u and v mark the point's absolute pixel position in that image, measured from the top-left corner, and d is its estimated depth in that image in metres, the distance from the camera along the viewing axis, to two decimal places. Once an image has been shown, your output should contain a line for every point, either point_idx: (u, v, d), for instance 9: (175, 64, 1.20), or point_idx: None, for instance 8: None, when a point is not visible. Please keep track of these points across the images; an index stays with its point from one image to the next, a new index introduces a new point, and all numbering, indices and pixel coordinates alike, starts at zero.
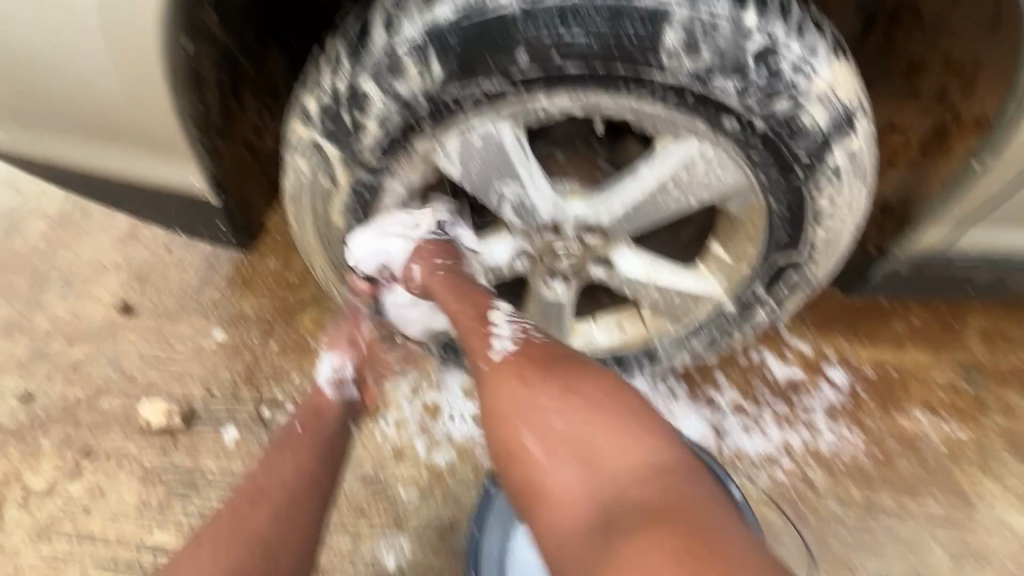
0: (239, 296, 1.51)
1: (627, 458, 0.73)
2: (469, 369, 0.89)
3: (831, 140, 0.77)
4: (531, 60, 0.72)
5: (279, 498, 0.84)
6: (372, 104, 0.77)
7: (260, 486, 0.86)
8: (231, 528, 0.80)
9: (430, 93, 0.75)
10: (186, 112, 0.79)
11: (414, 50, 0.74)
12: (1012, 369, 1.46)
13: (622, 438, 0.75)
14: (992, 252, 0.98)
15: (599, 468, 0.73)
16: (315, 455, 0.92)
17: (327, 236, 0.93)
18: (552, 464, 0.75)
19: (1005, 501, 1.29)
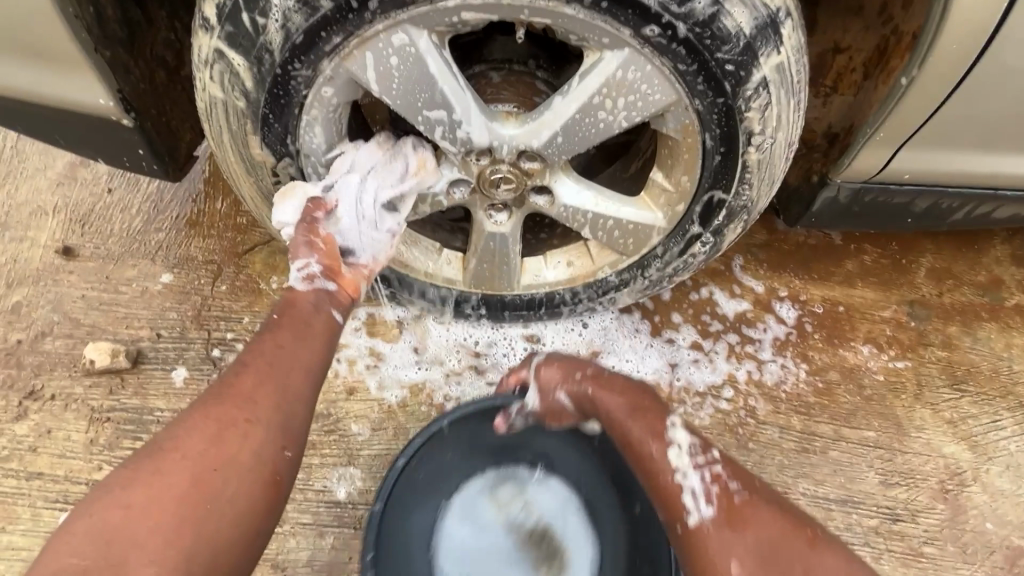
0: (185, 238, 1.47)
1: (771, 536, 0.80)
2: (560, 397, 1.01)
3: (754, 45, 0.75)
4: None
5: (266, 398, 0.77)
6: (273, 3, 0.73)
7: (246, 386, 0.78)
8: (216, 424, 0.74)
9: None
10: (67, 5, 0.77)
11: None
12: (955, 305, 1.50)
13: (760, 525, 0.81)
14: (925, 178, 1.00)
15: (743, 542, 0.80)
16: (303, 360, 0.82)
17: (249, 157, 0.89)
18: (707, 536, 0.82)
19: (936, 426, 1.35)
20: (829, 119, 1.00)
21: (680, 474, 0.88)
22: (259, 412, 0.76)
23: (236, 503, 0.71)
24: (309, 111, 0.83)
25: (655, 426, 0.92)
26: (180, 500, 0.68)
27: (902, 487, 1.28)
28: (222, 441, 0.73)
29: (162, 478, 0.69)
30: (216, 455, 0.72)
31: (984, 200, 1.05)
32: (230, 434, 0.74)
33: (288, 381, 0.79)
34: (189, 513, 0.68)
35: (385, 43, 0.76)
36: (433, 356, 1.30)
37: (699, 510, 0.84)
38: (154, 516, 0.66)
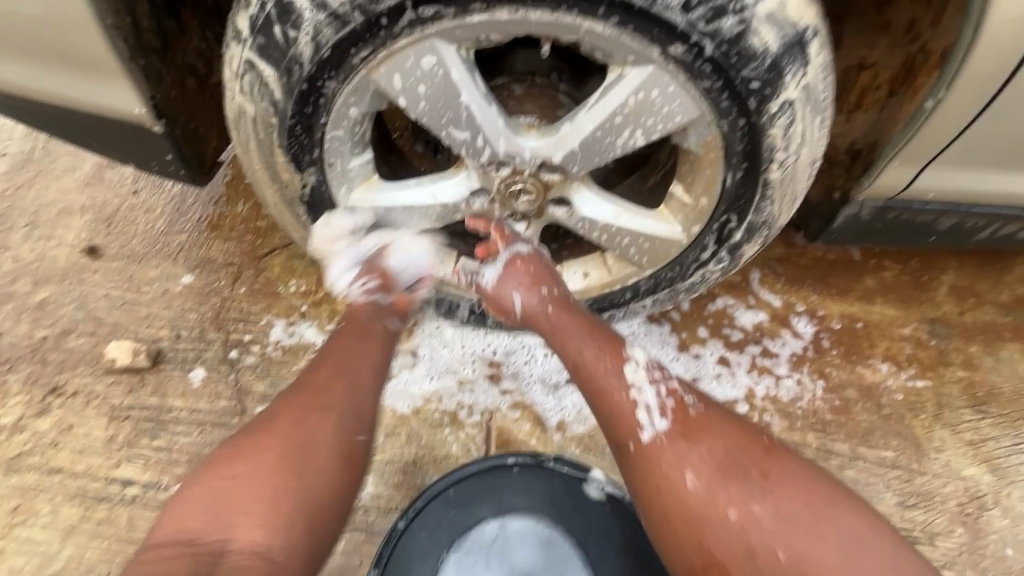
0: (207, 241, 1.49)
1: (714, 449, 0.81)
2: (530, 301, 0.93)
3: (781, 64, 0.75)
4: None
5: (327, 389, 0.85)
6: (303, 17, 0.74)
7: (316, 381, 0.86)
8: (289, 415, 0.82)
9: (361, 6, 0.72)
10: (102, 13, 0.79)
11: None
12: (978, 324, 1.47)
13: (784, 472, 0.80)
14: (951, 197, 0.98)
15: (694, 456, 0.81)
16: (364, 355, 0.90)
17: (273, 166, 0.90)
18: (657, 454, 0.82)
19: (956, 447, 1.32)
20: (851, 135, 0.99)
21: (635, 391, 0.86)
22: (326, 399, 0.85)
23: (310, 480, 0.78)
24: (335, 121, 0.84)
25: (612, 359, 0.88)
26: (258, 477, 0.77)
27: (920, 509, 1.25)
28: (296, 426, 0.81)
29: (248, 462, 0.78)
30: (291, 437, 0.80)
31: (1011, 219, 1.03)
32: (302, 420, 0.82)
33: (348, 377, 0.87)
34: (274, 488, 0.76)
35: (411, 57, 0.77)
36: (451, 363, 1.31)
37: (653, 423, 0.84)
38: (245, 494, 0.76)
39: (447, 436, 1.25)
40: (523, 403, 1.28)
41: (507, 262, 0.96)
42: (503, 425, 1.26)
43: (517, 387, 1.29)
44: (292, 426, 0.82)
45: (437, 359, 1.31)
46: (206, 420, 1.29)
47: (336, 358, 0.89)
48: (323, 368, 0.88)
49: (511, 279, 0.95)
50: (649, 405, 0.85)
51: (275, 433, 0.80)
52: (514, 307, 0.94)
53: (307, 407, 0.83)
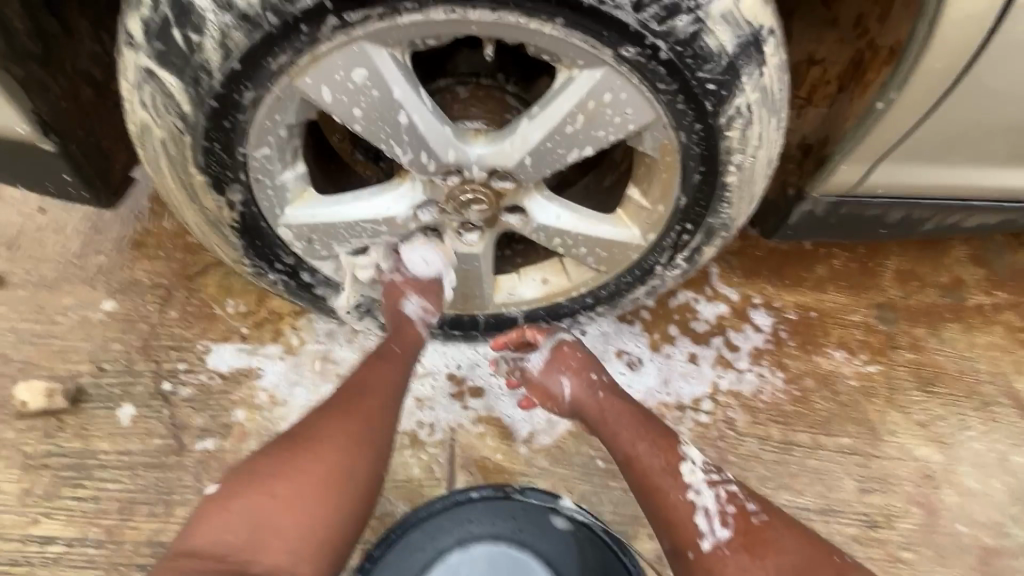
0: (130, 261, 1.35)
1: (775, 561, 0.82)
2: (580, 390, 1.00)
3: (737, 64, 0.72)
4: None
5: (370, 411, 0.84)
6: (208, 19, 0.65)
7: (353, 400, 0.85)
8: (337, 432, 0.81)
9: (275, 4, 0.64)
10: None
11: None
12: (921, 307, 1.53)
13: (782, 550, 0.83)
14: (899, 190, 1.00)
15: (755, 568, 0.82)
16: (393, 382, 0.89)
17: (189, 187, 0.81)
18: (714, 563, 0.83)
19: (907, 429, 1.36)
20: (802, 130, 0.99)
21: (692, 491, 0.89)
22: (369, 419, 0.83)
23: (346, 498, 0.77)
24: (258, 134, 0.75)
25: (670, 454, 0.92)
26: (332, 489, 0.76)
27: (878, 493, 1.28)
28: (349, 444, 0.80)
29: (336, 471, 0.77)
30: (335, 454, 0.78)
31: (954, 210, 1.05)
32: (352, 438, 0.81)
33: (384, 400, 0.86)
34: (319, 505, 0.75)
35: (340, 62, 0.70)
36: (410, 381, 1.24)
37: (709, 530, 0.85)
38: (319, 506, 0.75)
39: (408, 458, 1.19)
40: (488, 417, 1.23)
41: (556, 351, 1.03)
42: (467, 442, 1.21)
43: (483, 402, 1.24)
44: (357, 443, 0.80)
45: None
46: (138, 462, 1.17)
47: (372, 382, 0.88)
48: (355, 389, 0.87)
49: (557, 364, 1.02)
50: (694, 494, 0.89)
51: (335, 446, 0.79)
52: (571, 398, 1.00)
53: (357, 426, 0.82)
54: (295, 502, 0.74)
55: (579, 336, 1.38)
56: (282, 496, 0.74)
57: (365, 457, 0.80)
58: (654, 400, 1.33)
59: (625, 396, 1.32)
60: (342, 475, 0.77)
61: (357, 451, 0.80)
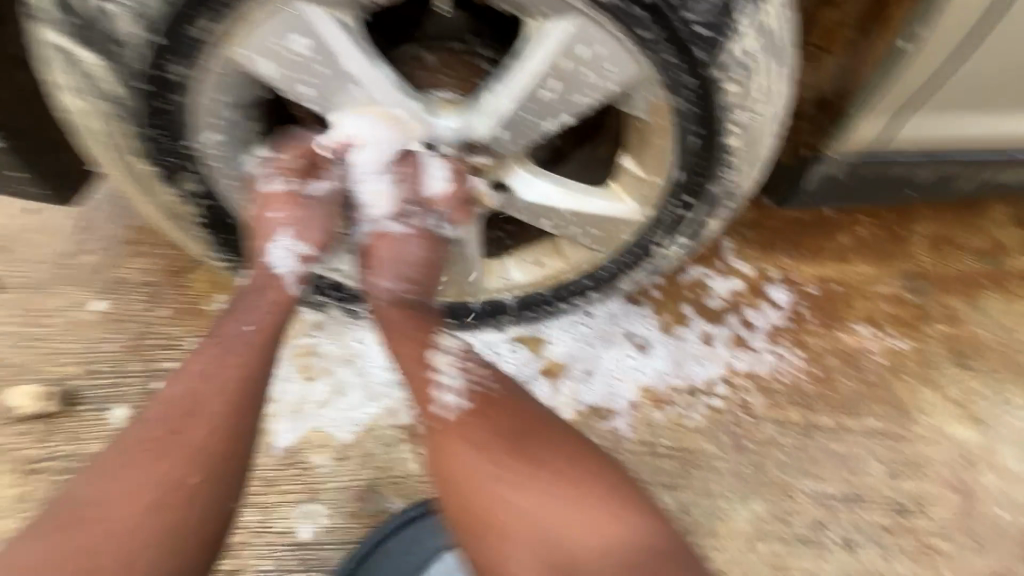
0: (118, 259, 1.32)
1: (601, 496, 0.76)
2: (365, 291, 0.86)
3: (732, 4, 0.62)
4: None
5: (190, 424, 0.73)
6: None
7: (187, 415, 0.74)
8: (165, 448, 0.72)
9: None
10: None
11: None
12: (957, 276, 1.40)
13: (626, 527, 0.74)
14: (930, 144, 0.88)
15: (554, 484, 0.75)
16: (239, 380, 0.77)
17: (141, 177, 0.78)
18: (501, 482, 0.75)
19: (942, 408, 1.26)
20: (819, 84, 0.86)
21: (435, 372, 0.82)
22: (193, 435, 0.73)
23: (190, 521, 0.71)
24: (202, 111, 0.71)
25: (502, 420, 0.80)
26: (142, 520, 0.69)
27: (910, 478, 1.19)
28: (69, 500, 0.71)
29: (52, 528, 0.69)
30: (147, 476, 0.71)
31: (993, 165, 0.94)
32: (181, 456, 0.72)
33: (197, 413, 0.74)
34: (122, 534, 0.68)
35: (278, 28, 0.66)
36: (405, 373, 1.19)
37: (451, 375, 0.81)
38: (111, 546, 0.68)
39: (404, 454, 1.14)
40: None
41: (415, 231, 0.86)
42: None
43: None
44: (77, 494, 0.71)
45: (395, 369, 1.19)
46: None
47: (198, 382, 0.76)
48: (175, 395, 0.75)
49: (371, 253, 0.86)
50: (451, 379, 0.81)
51: (137, 473, 0.71)
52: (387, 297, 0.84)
53: (172, 446, 0.73)
54: (64, 541, 0.67)
55: (585, 318, 1.29)
56: (91, 533, 0.68)
57: (184, 480, 0.71)
58: (665, 385, 1.24)
59: (634, 382, 1.24)
60: (152, 499, 0.70)
61: (179, 475, 0.71)
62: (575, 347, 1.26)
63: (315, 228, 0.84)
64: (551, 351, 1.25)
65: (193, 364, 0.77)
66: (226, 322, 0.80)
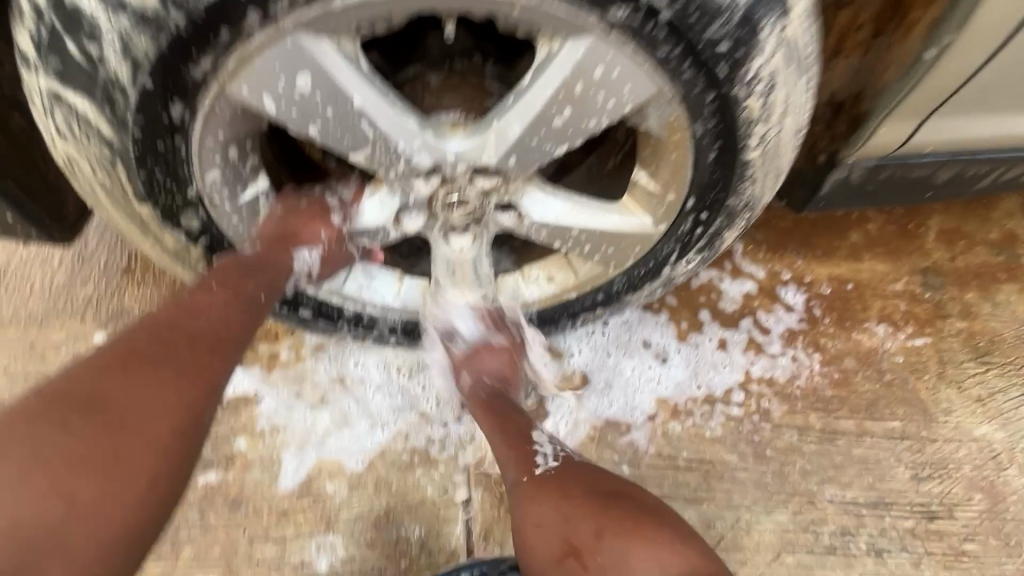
0: (118, 289, 1.29)
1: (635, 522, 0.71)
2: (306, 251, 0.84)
3: (753, 16, 0.59)
4: None
5: (212, 346, 0.71)
6: (105, 29, 0.58)
7: (190, 331, 0.71)
8: (178, 362, 0.67)
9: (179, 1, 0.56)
10: None
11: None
12: (971, 269, 1.38)
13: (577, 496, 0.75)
14: (949, 145, 0.86)
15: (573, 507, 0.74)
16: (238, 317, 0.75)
17: (138, 218, 0.75)
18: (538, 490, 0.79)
19: (963, 406, 1.24)
20: (833, 85, 0.85)
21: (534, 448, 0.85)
22: (211, 358, 0.70)
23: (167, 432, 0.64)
24: (202, 151, 0.68)
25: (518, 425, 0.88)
26: (146, 428, 0.62)
27: (935, 480, 1.17)
28: (81, 399, 0.61)
29: (58, 426, 0.59)
30: (146, 386, 0.64)
31: (1015, 162, 0.91)
32: (190, 380, 0.67)
33: (202, 327, 0.72)
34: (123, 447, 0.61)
35: (277, 60, 0.62)
36: (414, 395, 1.17)
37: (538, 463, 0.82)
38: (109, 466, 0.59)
39: (419, 478, 1.11)
40: None
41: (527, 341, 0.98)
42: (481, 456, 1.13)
43: None
44: (78, 401, 0.61)
45: (399, 394, 1.17)
46: None
47: (213, 308, 0.74)
48: (184, 317, 0.71)
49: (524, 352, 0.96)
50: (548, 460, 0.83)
51: (141, 388, 0.64)
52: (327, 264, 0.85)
53: (194, 367, 0.68)
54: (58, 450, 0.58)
55: (598, 328, 1.27)
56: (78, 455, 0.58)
57: (198, 395, 0.67)
58: (682, 395, 1.22)
59: (652, 393, 1.21)
60: (160, 418, 0.64)
61: (192, 391, 0.67)
62: (595, 358, 1.24)
63: (320, 216, 0.85)
64: (572, 365, 1.22)
65: (205, 294, 0.74)
66: (235, 274, 0.78)
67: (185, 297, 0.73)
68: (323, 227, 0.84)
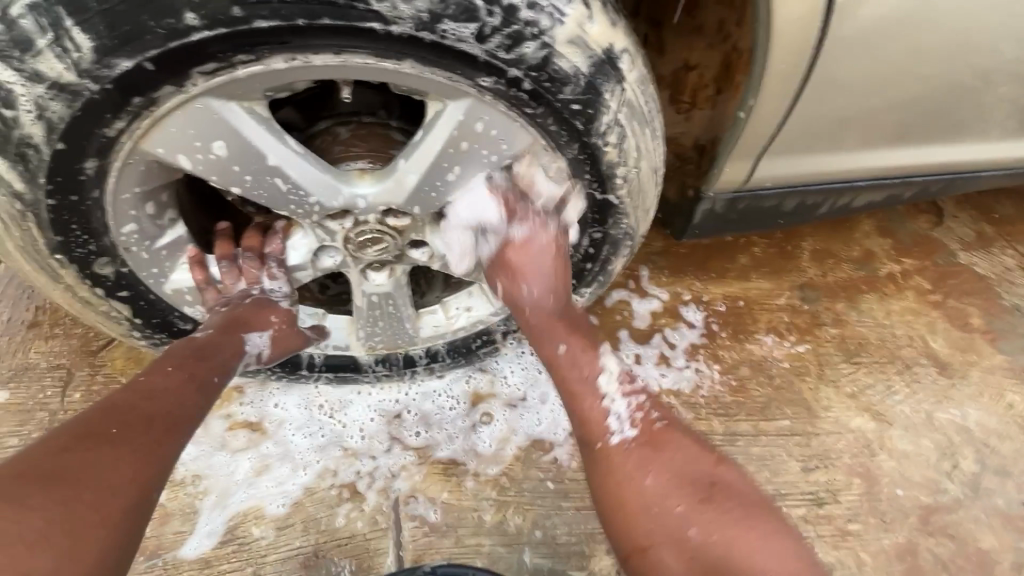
0: (24, 343, 1.25)
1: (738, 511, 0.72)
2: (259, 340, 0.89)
3: (597, 84, 0.71)
4: (202, 19, 0.60)
5: (165, 423, 0.72)
6: (17, 93, 0.62)
7: (148, 408, 0.72)
8: (133, 436, 0.68)
9: (91, 72, 0.61)
10: None
11: (36, 14, 0.59)
12: (839, 282, 1.60)
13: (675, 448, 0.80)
14: (789, 180, 1.04)
15: (654, 467, 0.77)
16: (189, 404, 0.76)
17: (49, 267, 0.77)
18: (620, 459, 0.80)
19: (840, 403, 1.41)
20: (693, 131, 1.01)
21: (606, 400, 0.86)
22: (169, 438, 0.71)
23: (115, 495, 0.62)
24: (117, 204, 0.73)
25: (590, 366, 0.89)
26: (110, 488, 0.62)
27: (821, 470, 1.31)
28: (34, 471, 0.60)
29: (23, 490, 0.58)
30: (116, 448, 0.65)
31: (841, 193, 1.11)
32: (143, 456, 0.67)
33: (162, 403, 0.73)
34: (78, 518, 0.58)
35: (187, 121, 0.68)
36: (343, 430, 1.20)
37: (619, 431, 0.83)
38: (67, 533, 0.57)
39: (348, 513, 1.13)
40: (430, 455, 1.19)
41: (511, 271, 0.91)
42: (411, 486, 1.16)
43: (424, 440, 1.21)
44: (35, 475, 0.60)
45: (320, 433, 1.19)
46: None
47: (169, 390, 0.76)
48: (138, 401, 0.72)
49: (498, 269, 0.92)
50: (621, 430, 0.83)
51: (103, 456, 0.64)
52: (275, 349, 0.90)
53: (151, 441, 0.69)
54: (11, 531, 0.55)
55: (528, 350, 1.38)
56: (47, 512, 0.57)
57: (146, 465, 0.67)
58: None
59: None
60: (116, 490, 0.63)
61: (144, 467, 0.66)
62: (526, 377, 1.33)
63: (267, 306, 0.91)
64: (509, 388, 1.28)
65: (160, 377, 0.77)
66: (195, 360, 0.81)
67: (140, 382, 0.75)
68: (272, 317, 0.91)
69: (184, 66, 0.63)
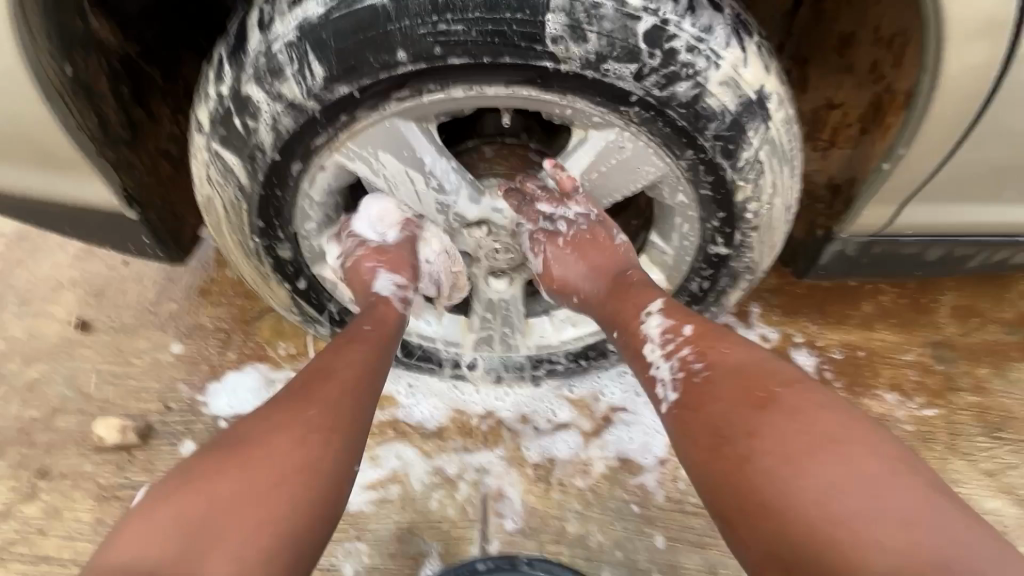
0: (197, 307, 1.49)
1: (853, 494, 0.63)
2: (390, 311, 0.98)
3: (741, 122, 0.74)
4: (410, 54, 0.71)
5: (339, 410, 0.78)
6: (260, 108, 0.77)
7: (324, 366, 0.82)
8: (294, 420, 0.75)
9: (318, 94, 0.75)
10: (78, 126, 0.84)
11: (289, 48, 0.74)
12: (983, 345, 1.43)
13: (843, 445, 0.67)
14: (936, 230, 0.98)
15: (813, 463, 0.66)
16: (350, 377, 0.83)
17: (249, 247, 0.93)
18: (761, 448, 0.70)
19: (974, 479, 1.28)
20: (829, 170, 0.99)
21: (653, 365, 0.84)
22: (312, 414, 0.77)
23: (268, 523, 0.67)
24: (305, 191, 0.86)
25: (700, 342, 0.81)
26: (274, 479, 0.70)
27: None
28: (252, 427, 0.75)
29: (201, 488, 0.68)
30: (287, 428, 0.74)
31: (998, 246, 1.01)
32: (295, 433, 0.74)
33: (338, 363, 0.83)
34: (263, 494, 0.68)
35: (371, 134, 0.80)
36: (443, 421, 1.29)
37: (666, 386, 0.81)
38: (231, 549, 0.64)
39: (441, 499, 1.21)
40: (519, 458, 1.25)
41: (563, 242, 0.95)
42: (500, 485, 1.22)
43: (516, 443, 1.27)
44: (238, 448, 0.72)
45: (423, 418, 1.29)
46: None
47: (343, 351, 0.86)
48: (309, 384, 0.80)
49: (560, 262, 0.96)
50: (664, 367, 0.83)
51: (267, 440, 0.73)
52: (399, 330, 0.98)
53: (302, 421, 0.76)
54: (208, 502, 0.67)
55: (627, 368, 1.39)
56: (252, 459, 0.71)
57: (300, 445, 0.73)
58: None
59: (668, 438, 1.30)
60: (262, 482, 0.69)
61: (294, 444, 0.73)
62: (624, 397, 1.31)
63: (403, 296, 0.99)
64: (604, 402, 1.30)
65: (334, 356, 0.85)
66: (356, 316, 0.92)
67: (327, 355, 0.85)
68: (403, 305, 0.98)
69: (383, 94, 0.76)
